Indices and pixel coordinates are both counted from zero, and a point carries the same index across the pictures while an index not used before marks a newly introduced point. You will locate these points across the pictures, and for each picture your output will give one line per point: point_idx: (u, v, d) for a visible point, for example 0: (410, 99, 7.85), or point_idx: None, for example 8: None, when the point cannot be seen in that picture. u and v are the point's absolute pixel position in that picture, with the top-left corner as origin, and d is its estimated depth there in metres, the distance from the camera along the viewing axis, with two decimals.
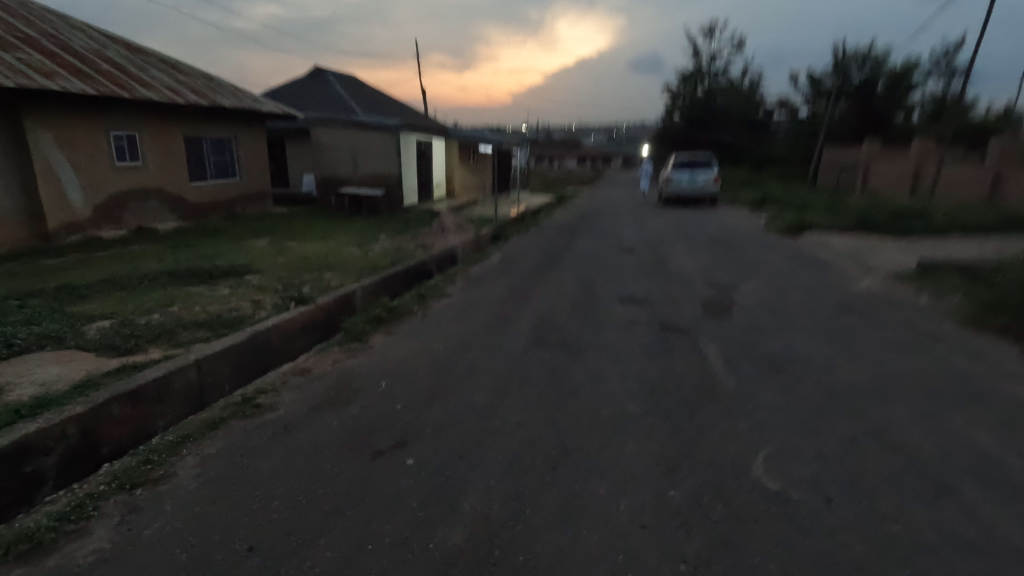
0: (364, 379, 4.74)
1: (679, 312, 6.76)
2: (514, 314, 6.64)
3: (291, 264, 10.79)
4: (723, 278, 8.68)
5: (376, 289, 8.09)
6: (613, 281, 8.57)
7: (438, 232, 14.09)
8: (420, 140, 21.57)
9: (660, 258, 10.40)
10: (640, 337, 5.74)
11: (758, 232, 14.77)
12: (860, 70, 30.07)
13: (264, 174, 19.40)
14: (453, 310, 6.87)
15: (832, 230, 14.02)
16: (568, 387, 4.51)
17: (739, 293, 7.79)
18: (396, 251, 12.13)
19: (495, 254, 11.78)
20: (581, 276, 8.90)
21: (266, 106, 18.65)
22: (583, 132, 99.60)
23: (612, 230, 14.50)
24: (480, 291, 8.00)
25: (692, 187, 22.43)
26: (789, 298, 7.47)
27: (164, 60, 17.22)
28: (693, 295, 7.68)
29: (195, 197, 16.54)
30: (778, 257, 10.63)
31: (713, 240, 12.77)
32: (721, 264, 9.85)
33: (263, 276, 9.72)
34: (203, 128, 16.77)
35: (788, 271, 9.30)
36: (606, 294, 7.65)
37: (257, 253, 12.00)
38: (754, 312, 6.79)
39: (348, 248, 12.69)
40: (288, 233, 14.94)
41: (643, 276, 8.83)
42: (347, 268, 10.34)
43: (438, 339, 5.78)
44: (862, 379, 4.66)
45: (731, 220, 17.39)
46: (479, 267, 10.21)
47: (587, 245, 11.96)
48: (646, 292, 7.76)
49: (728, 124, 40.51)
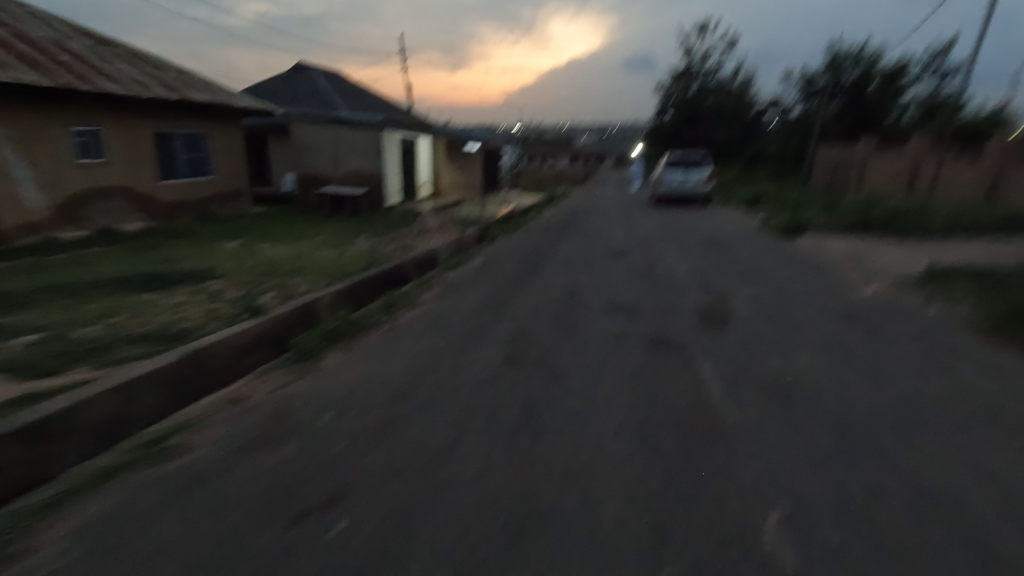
0: (307, 409, 4.08)
1: (672, 324, 6.18)
2: (490, 327, 6.01)
3: (258, 268, 10.07)
4: (718, 284, 8.11)
5: (343, 298, 7.41)
6: (601, 287, 7.97)
7: (419, 233, 13.45)
8: (405, 137, 20.88)
9: (651, 261, 9.82)
10: (628, 354, 5.14)
11: (753, 233, 14.23)
12: (853, 69, 29.64)
13: (240, 172, 18.63)
14: (423, 323, 6.22)
15: (830, 231, 13.49)
16: (543, 421, 3.89)
17: (735, 300, 7.21)
18: (372, 253, 11.45)
19: (478, 257, 11.16)
20: (567, 282, 8.30)
21: (243, 101, 17.90)
22: (574, 130, 98.98)
23: (600, 232, 13.87)
24: (456, 299, 7.36)
25: (685, 187, 21.88)
26: (790, 307, 6.91)
27: (134, 53, 16.44)
28: (687, 303, 7.09)
29: (165, 196, 15.77)
30: (775, 261, 10.09)
31: (706, 242, 12.21)
32: (716, 268, 9.30)
33: (225, 282, 9.02)
34: (174, 124, 16.00)
35: (786, 276, 8.76)
36: (592, 303, 7.05)
37: (223, 256, 11.24)
38: (753, 324, 6.21)
39: (322, 250, 11.98)
40: (262, 234, 14.27)
41: (632, 282, 8.24)
42: (317, 273, 9.65)
43: (403, 358, 5.11)
44: (880, 409, 4.08)
45: (724, 220, 16.86)
46: (459, 271, 9.57)
47: (575, 247, 11.35)
48: (636, 301, 7.18)
49: (720, 123, 40.04)
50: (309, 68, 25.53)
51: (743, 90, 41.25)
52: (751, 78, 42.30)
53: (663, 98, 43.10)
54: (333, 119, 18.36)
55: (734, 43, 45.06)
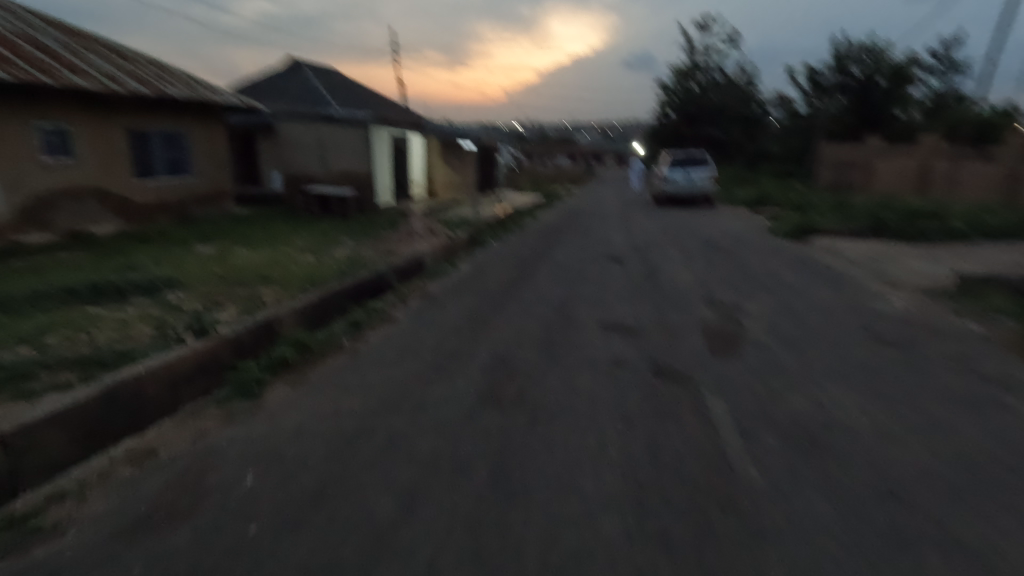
0: (227, 467, 3.29)
1: (677, 347, 5.40)
2: (469, 352, 5.25)
3: (226, 276, 9.28)
4: (725, 296, 7.34)
5: (309, 314, 6.62)
6: (597, 300, 7.21)
7: (406, 236, 12.66)
8: (396, 135, 20.10)
9: (651, 270, 9.05)
10: (626, 389, 4.36)
11: (760, 235, 13.46)
12: (858, 65, 28.77)
13: (223, 172, 17.84)
14: (391, 347, 5.43)
15: (841, 234, 12.72)
16: (519, 483, 3.14)
17: (747, 318, 6.43)
18: (353, 259, 10.69)
19: (466, 262, 10.39)
20: (559, 294, 7.51)
21: (224, 97, 17.10)
22: (574, 129, 98.02)
23: (598, 236, 13.08)
24: (433, 315, 6.58)
25: (688, 185, 21.12)
26: (809, 325, 6.15)
27: (108, 46, 15.63)
28: (692, 319, 6.32)
29: (141, 197, 14.98)
30: (787, 268, 9.31)
31: (711, 247, 11.44)
32: (723, 277, 8.52)
33: (186, 293, 8.24)
34: (150, 121, 15.22)
35: (801, 286, 7.98)
36: (586, 320, 6.28)
37: (191, 263, 10.45)
38: (768, 346, 5.44)
39: (299, 256, 11.20)
40: (241, 237, 13.50)
41: (632, 294, 7.46)
42: (289, 283, 8.86)
43: (359, 394, 4.33)
44: (939, 467, 3.31)
45: (728, 222, 16.10)
46: (443, 279, 8.80)
47: (570, 253, 10.59)
48: (636, 318, 6.40)
49: (722, 122, 39.19)
50: (298, 64, 24.72)
51: (745, 88, 40.41)
52: (754, 75, 41.47)
53: (664, 96, 42.23)
54: (320, 116, 17.57)
55: (736, 40, 44.20)
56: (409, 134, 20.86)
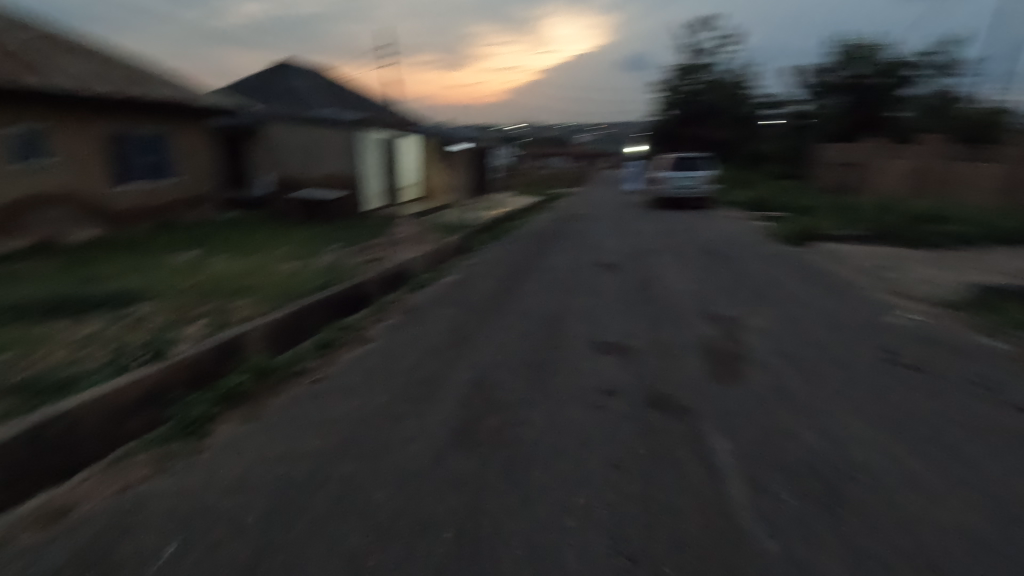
0: (147, 535, 2.80)
1: (677, 371, 4.92)
2: (446, 379, 4.77)
3: (197, 288, 8.77)
4: (726, 310, 6.87)
5: (278, 332, 6.12)
6: (589, 313, 6.76)
7: (391, 243, 12.13)
8: (385, 137, 19.60)
9: (646, 279, 8.57)
10: (619, 426, 3.89)
11: (759, 240, 13.03)
12: (855, 65, 28.39)
13: (205, 175, 17.31)
14: (361, 372, 4.94)
15: (843, 238, 12.30)
16: (489, 551, 2.68)
17: (748, 335, 5.97)
18: (335, 268, 10.23)
19: (453, 271, 9.90)
20: (548, 307, 7.04)
21: (207, 99, 16.58)
22: (570, 130, 97.68)
23: (592, 241, 12.62)
24: (411, 333, 6.08)
25: (684, 188, 20.70)
26: (818, 344, 5.68)
27: (84, 47, 15.10)
28: (690, 338, 5.84)
29: (119, 202, 14.44)
30: (789, 277, 8.86)
31: (709, 253, 11.01)
32: (724, 288, 8.05)
33: (153, 307, 7.74)
34: (128, 124, 14.69)
35: (807, 298, 7.51)
36: (577, 339, 5.81)
37: (164, 273, 9.94)
38: (776, 370, 4.98)
39: (278, 265, 10.69)
40: (221, 244, 12.99)
41: (626, 308, 6.99)
42: (263, 295, 8.36)
43: (319, 432, 3.84)
44: (979, 527, 2.85)
45: (726, 226, 15.67)
46: (427, 290, 8.33)
47: (563, 261, 10.14)
48: (630, 336, 5.92)
49: (718, 123, 38.82)
50: (285, 65, 24.21)
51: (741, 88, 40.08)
52: (749, 75, 41.13)
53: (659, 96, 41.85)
54: (305, 118, 17.06)
55: (731, 40, 43.89)
56: (399, 137, 20.38)
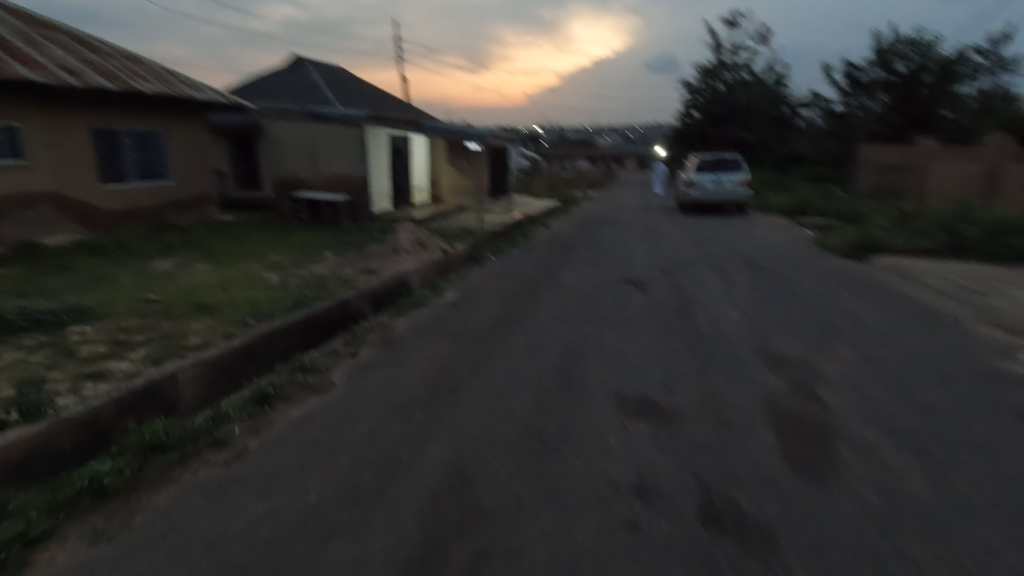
0: None
1: (737, 454, 3.48)
2: (411, 460, 3.41)
3: (158, 304, 7.60)
4: (789, 350, 5.37)
5: (219, 373, 4.84)
6: (614, 350, 5.35)
7: (390, 250, 10.84)
8: (396, 136, 18.41)
9: (682, 303, 7.12)
10: (660, 569, 2.51)
11: (810, 252, 11.48)
12: (902, 60, 26.27)
13: (204, 175, 16.37)
14: (299, 443, 3.63)
15: (909, 251, 10.66)
16: None
17: (825, 389, 4.47)
18: (324, 281, 9.01)
19: (455, 287, 8.56)
20: (561, 340, 5.64)
21: (206, 93, 15.61)
22: (596, 131, 95.83)
23: (617, 252, 11.16)
24: (382, 379, 4.73)
25: (718, 191, 19.05)
26: (927, 409, 4.15)
27: (77, 38, 14.23)
28: (749, 393, 4.36)
29: (107, 203, 13.49)
30: (859, 302, 7.28)
31: (754, 268, 9.53)
32: (779, 317, 6.53)
33: (97, 328, 6.61)
34: (119, 119, 13.73)
35: (886, 333, 5.98)
36: (597, 392, 4.39)
37: (131, 283, 8.82)
38: (879, 457, 3.50)
39: (261, 276, 9.51)
40: (209, 250, 11.92)
41: (661, 343, 5.53)
42: (229, 314, 7.15)
43: (194, 566, 2.52)
44: None
45: (768, 235, 14.03)
46: (420, 312, 7.03)
47: (584, 276, 8.76)
48: (668, 388, 4.46)
49: (752, 123, 36.80)
50: (298, 61, 23.26)
51: (775, 88, 37.99)
52: (784, 74, 39.10)
53: (689, 96, 39.94)
54: (310, 114, 15.95)
55: (765, 37, 41.74)
56: (411, 135, 19.16)
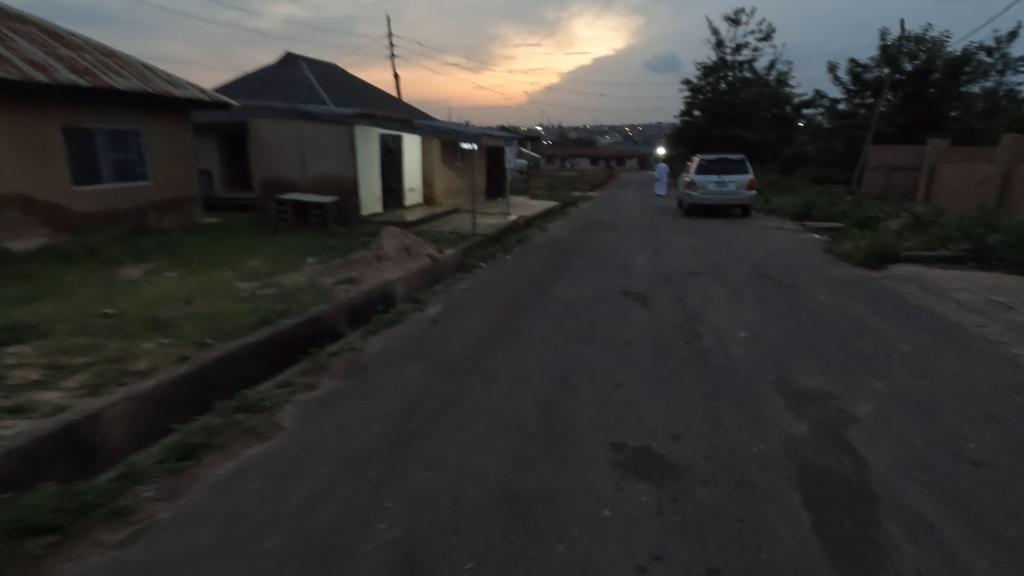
0: None
1: (760, 534, 2.81)
2: (355, 541, 2.75)
3: (112, 319, 6.92)
4: (810, 382, 4.71)
5: (151, 412, 4.17)
6: (611, 383, 4.67)
7: (374, 256, 10.18)
8: (388, 135, 17.71)
9: (686, 320, 6.46)
10: None
11: (821, 259, 10.81)
12: (911, 60, 24.96)
13: (187, 176, 15.71)
14: (224, 511, 2.98)
15: (927, 260, 9.99)
16: None
17: (856, 435, 3.82)
18: (298, 292, 8.35)
19: (439, 299, 7.90)
20: (550, 369, 4.98)
21: (187, 90, 14.95)
22: (596, 130, 95.20)
23: (615, 259, 10.50)
24: (337, 420, 4.06)
25: (722, 193, 18.39)
26: (983, 464, 3.48)
27: (50, 32, 13.59)
28: (767, 441, 3.70)
29: (82, 205, 12.83)
30: (880, 319, 6.61)
31: (763, 278, 8.88)
32: (795, 338, 5.85)
33: (36, 349, 5.96)
34: (93, 117, 13.07)
35: (915, 359, 5.31)
36: (589, 440, 3.73)
37: (91, 294, 8.17)
38: (934, 534, 2.85)
39: (233, 286, 8.84)
40: (184, 256, 11.25)
41: (665, 373, 4.87)
42: (188, 332, 6.50)
43: None
44: None
45: (774, 240, 13.36)
46: (397, 330, 6.37)
47: (580, 288, 8.09)
48: (673, 435, 3.81)
49: (754, 123, 36.09)
50: (288, 57, 22.58)
51: (778, 86, 37.28)
52: (788, 72, 38.39)
53: (690, 95, 39.19)
54: (295, 112, 15.28)
55: (768, 35, 41.00)
56: (403, 134, 18.45)
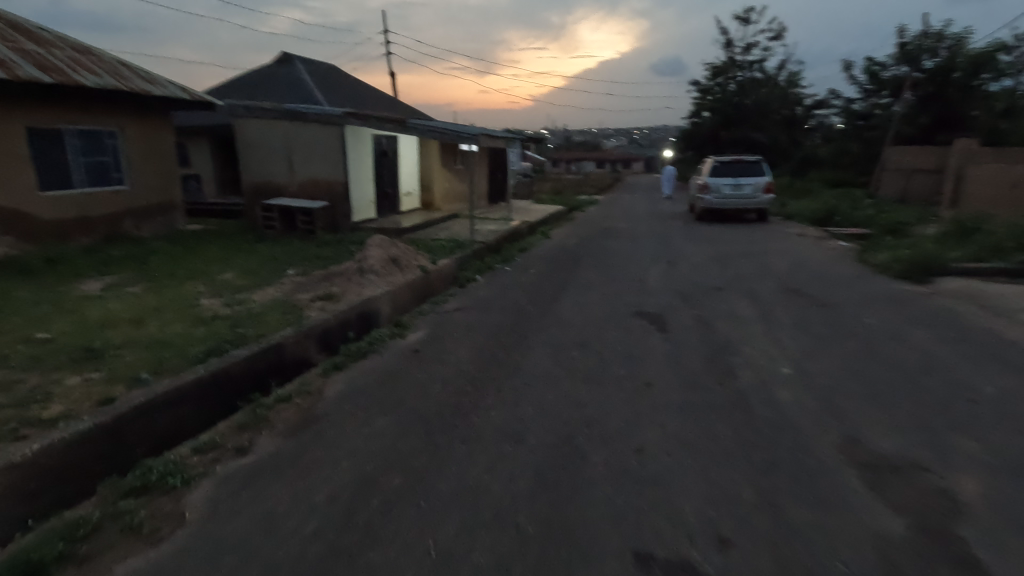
0: None
1: None
2: None
3: (40, 348, 5.90)
4: (891, 448, 3.62)
5: (24, 489, 3.18)
6: (632, 448, 3.62)
7: (357, 269, 9.15)
8: (382, 137, 16.74)
9: (715, 353, 5.38)
10: None
11: (855, 271, 9.71)
12: (931, 57, 24.03)
13: (168, 180, 14.75)
14: None
15: (977, 273, 8.88)
16: None
17: (978, 541, 2.75)
18: (267, 311, 7.35)
19: (425, 321, 6.87)
20: (550, 424, 3.95)
21: (168, 89, 14.01)
22: (602, 133, 94.21)
23: (626, 273, 9.48)
24: (263, 506, 3.04)
25: (738, 198, 17.28)
26: None
27: (17, 26, 12.66)
28: (856, 555, 2.64)
29: (49, 212, 11.86)
30: (948, 350, 5.51)
31: (796, 295, 7.81)
32: (854, 378, 4.77)
33: None
34: (62, 116, 12.10)
35: (1013, 408, 4.22)
36: (602, 548, 2.69)
37: (30, 314, 7.17)
38: None
39: (195, 305, 7.81)
40: (152, 268, 10.26)
41: (698, 433, 3.81)
42: (125, 363, 5.48)
43: None
44: None
45: (798, 248, 12.27)
46: (368, 364, 5.34)
47: (589, 308, 7.05)
48: (719, 538, 2.77)
49: (765, 124, 34.96)
50: (282, 58, 21.66)
51: (789, 87, 36.15)
52: (799, 73, 37.25)
53: (699, 96, 38.13)
54: (283, 111, 14.34)
55: (778, 35, 39.91)
56: (398, 136, 17.47)
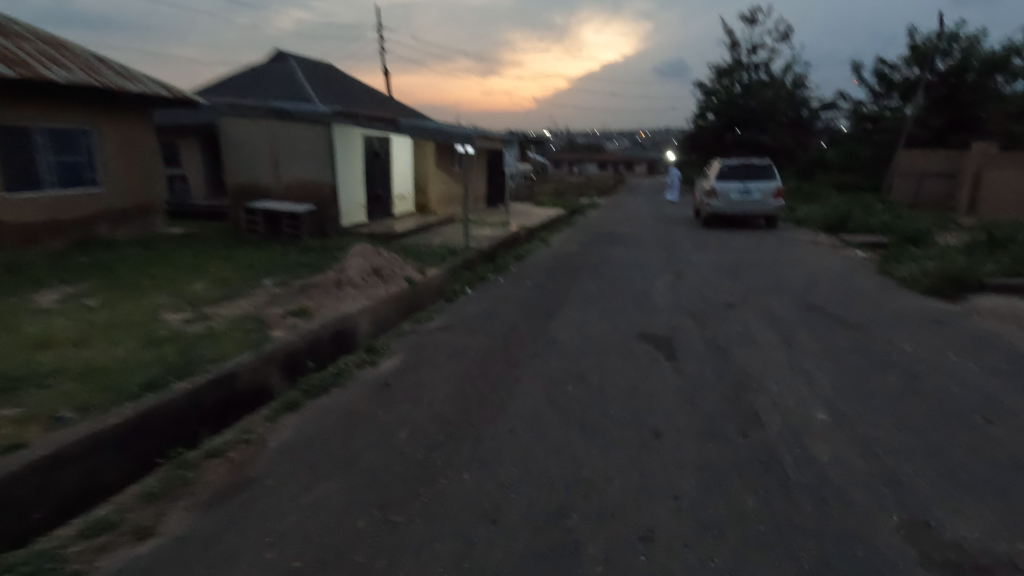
0: None
1: None
2: None
3: None
4: (967, 533, 2.86)
5: None
6: (639, 533, 2.85)
7: (335, 281, 8.38)
8: (373, 137, 16.00)
9: (737, 391, 4.60)
10: None
11: (877, 285, 8.95)
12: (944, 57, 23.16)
13: (149, 181, 14.01)
14: None
15: (1012, 289, 8.11)
16: None
17: None
18: (229, 329, 6.57)
19: (403, 344, 6.11)
20: (535, 494, 3.19)
21: (147, 85, 13.26)
22: (605, 135, 93.42)
23: (630, 286, 8.71)
24: None
25: (747, 202, 16.48)
26: None
27: None
28: None
29: (15, 215, 11.12)
30: (1005, 388, 4.73)
31: (818, 314, 7.05)
32: (902, 426, 4.00)
33: None
34: (30, 113, 11.35)
35: None
36: None
37: None
38: None
39: (154, 320, 7.05)
40: (118, 277, 9.50)
41: (723, 510, 3.04)
42: (50, 396, 4.71)
43: None
44: None
45: (812, 257, 11.52)
46: (328, 400, 4.57)
47: (589, 330, 6.28)
48: None
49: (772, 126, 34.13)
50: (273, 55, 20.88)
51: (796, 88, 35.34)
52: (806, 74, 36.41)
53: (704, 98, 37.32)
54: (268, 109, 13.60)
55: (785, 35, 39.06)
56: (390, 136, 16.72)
